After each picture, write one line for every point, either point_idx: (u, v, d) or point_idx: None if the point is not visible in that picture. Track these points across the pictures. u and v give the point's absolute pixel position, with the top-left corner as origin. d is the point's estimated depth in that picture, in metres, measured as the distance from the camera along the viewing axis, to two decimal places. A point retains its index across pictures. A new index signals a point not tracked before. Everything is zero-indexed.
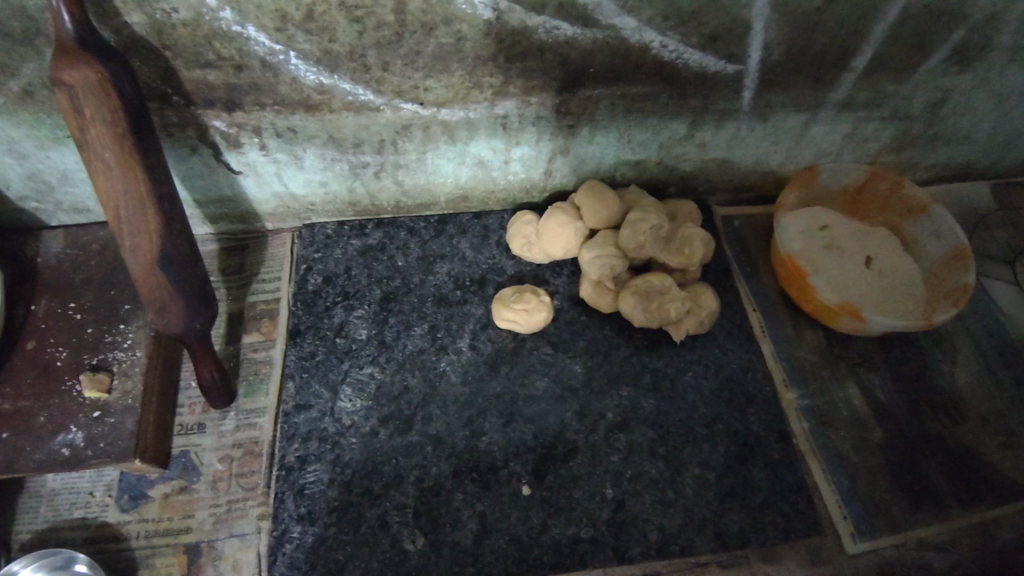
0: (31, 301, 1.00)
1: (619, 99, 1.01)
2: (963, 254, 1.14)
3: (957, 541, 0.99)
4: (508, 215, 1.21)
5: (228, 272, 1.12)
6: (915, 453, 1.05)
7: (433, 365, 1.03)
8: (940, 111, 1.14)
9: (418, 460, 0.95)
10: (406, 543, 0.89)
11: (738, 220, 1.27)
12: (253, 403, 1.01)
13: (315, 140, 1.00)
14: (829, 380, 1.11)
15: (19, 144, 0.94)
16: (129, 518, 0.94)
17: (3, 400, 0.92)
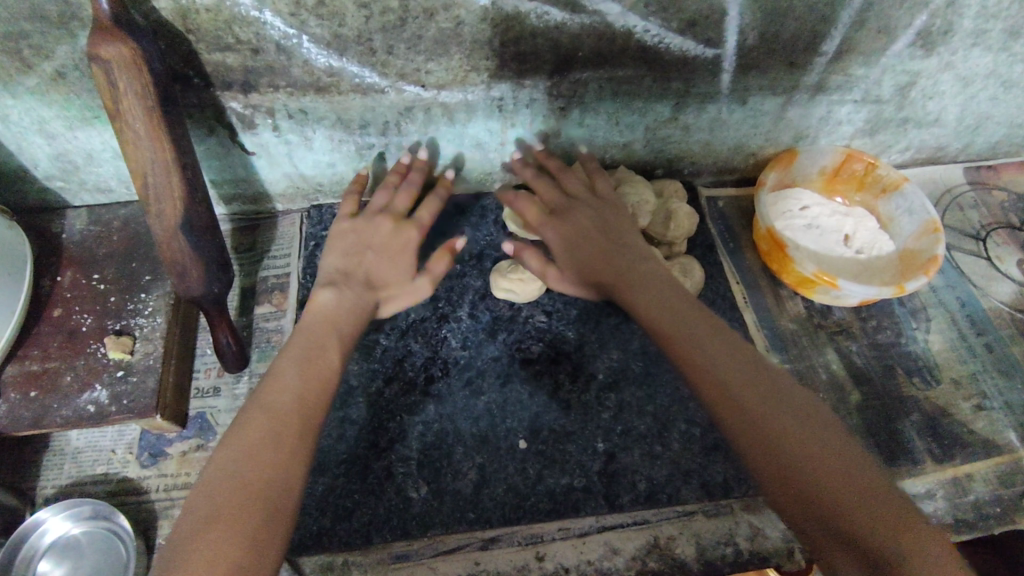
0: (57, 273, 1.07)
1: (607, 81, 1.08)
2: (934, 229, 1.21)
3: (931, 493, 1.05)
4: (505, 196, 1.28)
5: (241, 249, 1.20)
6: (890, 413, 1.12)
7: (435, 332, 1.10)
8: (909, 94, 1.22)
9: (421, 417, 1.01)
10: (410, 491, 0.95)
11: (723, 201, 1.34)
12: (266, 367, 1.08)
13: (325, 122, 1.07)
14: (809, 347, 1.18)
15: (49, 124, 1.02)
16: (149, 473, 1.00)
17: (32, 361, 0.98)
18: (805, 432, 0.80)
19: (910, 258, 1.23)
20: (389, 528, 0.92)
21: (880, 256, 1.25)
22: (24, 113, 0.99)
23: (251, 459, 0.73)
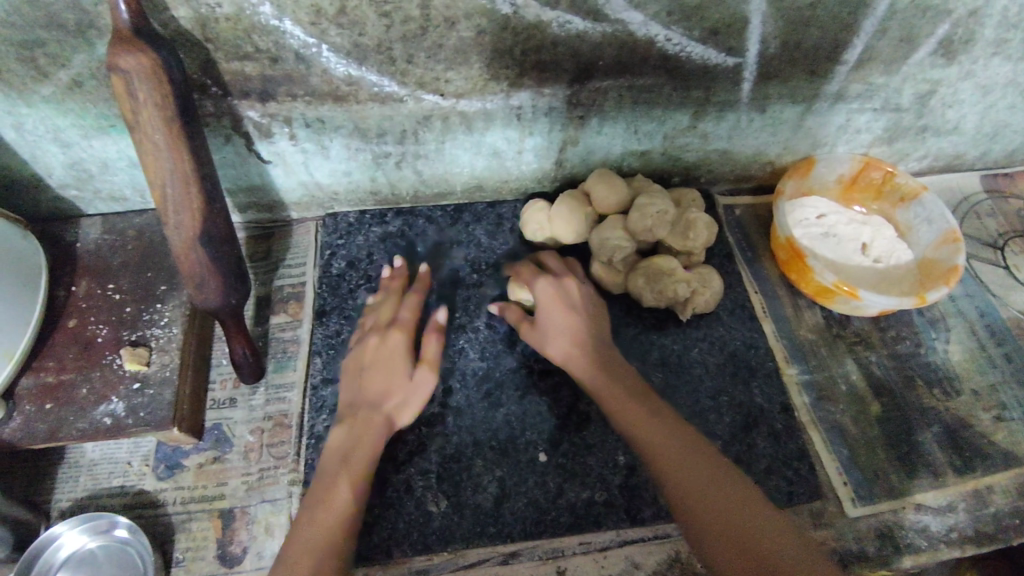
0: (72, 283, 1.06)
1: (626, 90, 1.07)
2: (953, 238, 1.20)
3: (953, 506, 1.04)
4: (521, 204, 1.27)
5: (256, 258, 1.19)
6: (910, 424, 1.11)
7: (452, 343, 1.09)
8: (929, 102, 1.21)
9: (440, 429, 1.00)
10: (430, 505, 0.94)
11: (740, 209, 1.33)
12: (282, 378, 1.07)
13: (342, 130, 1.06)
14: (828, 357, 1.17)
15: (65, 133, 1.01)
16: (166, 485, 0.99)
17: (48, 372, 0.97)
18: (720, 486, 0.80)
19: (930, 267, 1.22)
20: (409, 542, 0.92)
21: (899, 265, 1.24)
22: (40, 122, 0.98)
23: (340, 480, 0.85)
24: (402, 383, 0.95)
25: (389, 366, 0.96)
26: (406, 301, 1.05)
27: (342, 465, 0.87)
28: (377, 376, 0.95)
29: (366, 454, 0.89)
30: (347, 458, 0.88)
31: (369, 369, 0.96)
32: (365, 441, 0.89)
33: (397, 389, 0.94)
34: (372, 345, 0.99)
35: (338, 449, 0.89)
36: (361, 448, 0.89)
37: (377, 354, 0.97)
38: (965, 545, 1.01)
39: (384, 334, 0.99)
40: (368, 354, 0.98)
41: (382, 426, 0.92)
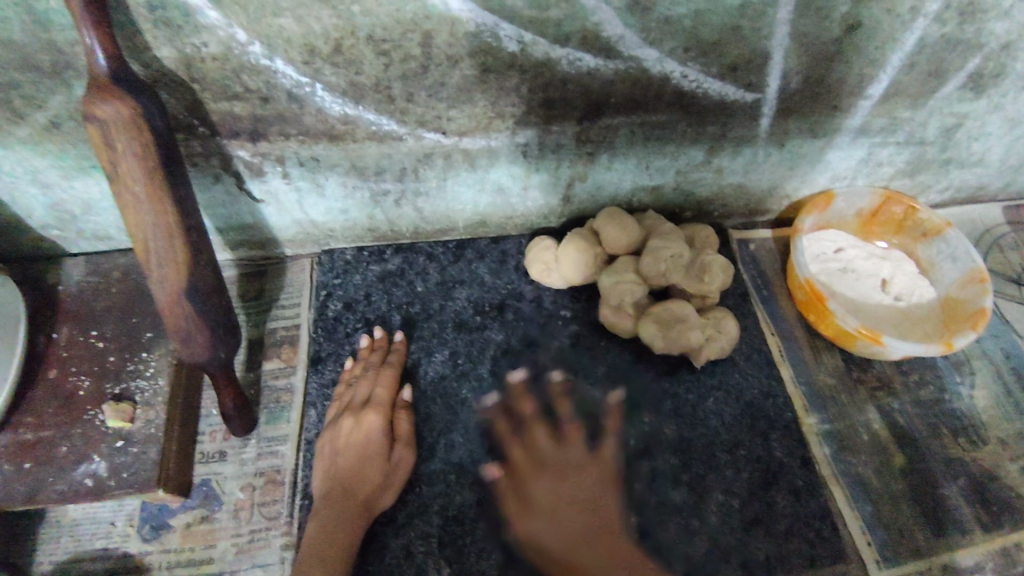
0: (52, 330, 1.00)
1: (639, 126, 1.01)
2: (980, 278, 1.14)
3: (981, 566, 0.98)
4: (526, 239, 1.21)
5: (248, 298, 1.13)
6: (936, 476, 1.05)
7: (454, 392, 1.04)
8: (954, 136, 1.15)
9: (441, 488, 0.95)
10: (431, 574, 0.89)
11: (754, 243, 1.27)
12: (275, 431, 1.02)
13: (338, 169, 1.00)
14: (850, 404, 1.11)
15: (44, 174, 0.96)
16: (151, 548, 0.93)
17: (25, 430, 0.92)
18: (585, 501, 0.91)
19: (954, 307, 1.16)
20: None
21: (922, 304, 1.18)
22: (17, 163, 0.93)
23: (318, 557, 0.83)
24: (378, 467, 0.91)
25: (365, 451, 0.91)
26: (382, 376, 1.00)
27: (318, 558, 0.83)
28: (353, 462, 0.91)
29: (342, 545, 0.85)
30: (320, 555, 0.83)
31: (344, 453, 0.91)
32: (340, 533, 0.85)
33: (374, 473, 0.90)
34: (346, 426, 0.93)
35: (310, 542, 0.85)
36: (334, 541, 0.85)
37: (351, 437, 0.92)
38: None
39: (358, 415, 0.94)
40: (342, 435, 0.93)
41: (359, 513, 0.88)
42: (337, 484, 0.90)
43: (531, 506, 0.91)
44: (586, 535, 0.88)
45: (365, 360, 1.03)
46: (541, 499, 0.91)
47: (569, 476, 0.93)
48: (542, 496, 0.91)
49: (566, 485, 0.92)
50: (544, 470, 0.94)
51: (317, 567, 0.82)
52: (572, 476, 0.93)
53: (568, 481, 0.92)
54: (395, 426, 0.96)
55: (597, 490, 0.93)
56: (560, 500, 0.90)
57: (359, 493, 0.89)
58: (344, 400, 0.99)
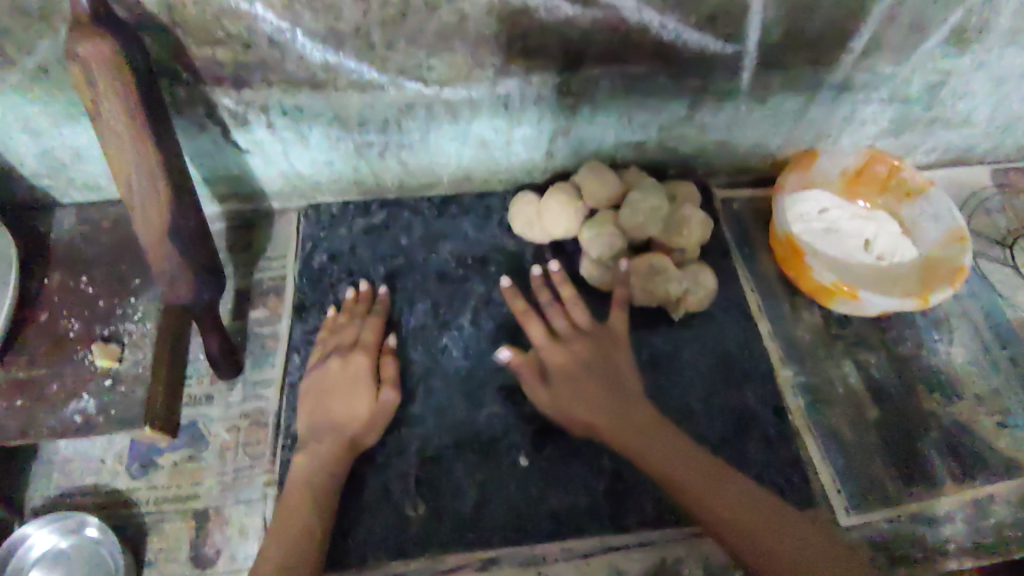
0: (45, 276, 1.03)
1: (620, 79, 1.02)
2: (961, 237, 1.15)
3: (949, 515, 1.00)
4: (511, 196, 1.23)
5: (235, 250, 1.15)
6: (909, 428, 1.07)
7: (435, 341, 1.06)
8: (938, 94, 1.15)
9: (419, 430, 0.98)
10: (407, 510, 0.93)
11: (738, 202, 1.28)
12: (260, 376, 1.04)
13: (321, 119, 1.02)
14: (825, 359, 1.13)
15: (34, 121, 0.97)
16: (140, 484, 0.97)
17: (17, 369, 0.94)
18: (680, 454, 0.86)
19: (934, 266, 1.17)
20: (386, 547, 0.90)
21: (902, 263, 1.19)
22: (7, 110, 0.95)
23: (304, 491, 0.87)
24: (365, 407, 0.94)
25: (351, 391, 0.94)
26: (368, 323, 1.03)
27: (305, 492, 0.87)
28: (341, 402, 0.94)
29: (329, 481, 0.88)
30: (311, 488, 0.87)
31: (332, 392, 0.94)
32: (327, 467, 0.89)
33: (360, 413, 0.93)
34: (333, 367, 0.96)
35: (300, 474, 0.89)
36: (320, 477, 0.88)
37: (338, 377, 0.95)
38: (963, 557, 0.98)
39: (346, 357, 0.97)
40: (329, 376, 0.96)
41: (346, 449, 0.91)
42: (324, 422, 0.93)
43: (624, 429, 0.88)
44: (667, 447, 0.86)
45: (356, 306, 1.05)
46: (623, 391, 0.92)
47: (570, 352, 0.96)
48: (599, 359, 0.95)
49: (635, 432, 0.88)
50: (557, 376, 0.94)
51: (304, 500, 0.86)
52: (621, 380, 0.93)
53: (589, 379, 0.93)
54: (380, 369, 0.98)
55: (625, 394, 0.92)
56: (573, 369, 0.94)
57: (346, 433, 0.92)
58: (328, 344, 1.01)
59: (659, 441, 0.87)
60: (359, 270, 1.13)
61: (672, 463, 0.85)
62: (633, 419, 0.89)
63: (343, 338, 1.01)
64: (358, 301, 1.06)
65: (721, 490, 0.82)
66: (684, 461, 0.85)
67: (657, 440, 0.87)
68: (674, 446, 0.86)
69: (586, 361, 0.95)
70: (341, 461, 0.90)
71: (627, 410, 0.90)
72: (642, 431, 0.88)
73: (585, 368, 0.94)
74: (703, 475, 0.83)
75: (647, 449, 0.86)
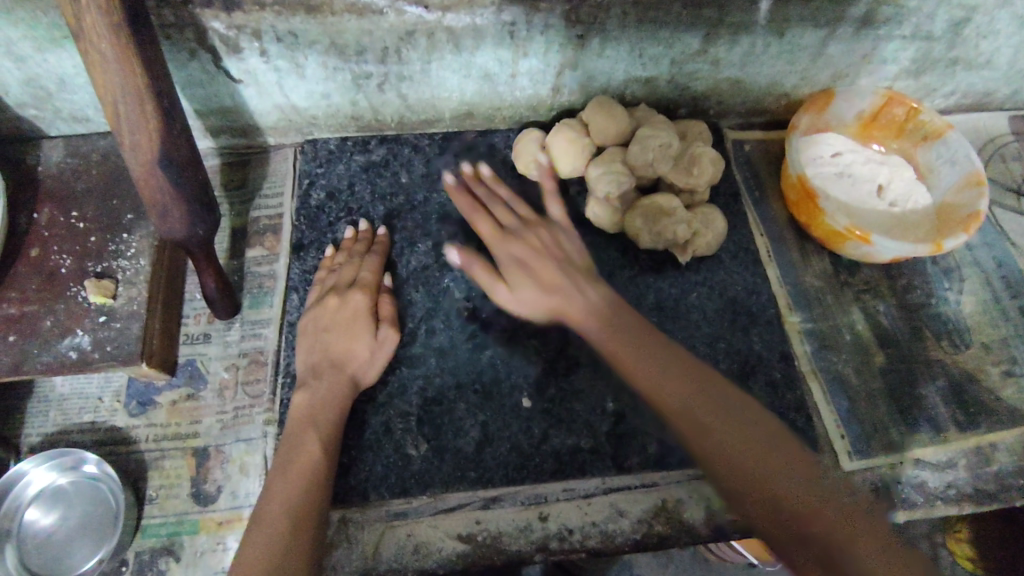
0: (33, 210, 0.99)
1: (632, 7, 0.97)
2: (978, 181, 1.11)
3: (950, 461, 1.00)
4: (515, 134, 1.18)
5: (231, 187, 1.12)
6: (915, 376, 1.06)
7: (436, 281, 1.03)
8: (963, 30, 1.10)
9: (421, 371, 0.97)
10: (409, 449, 0.92)
11: (750, 144, 1.24)
12: (258, 315, 1.02)
13: (317, 46, 0.96)
14: (833, 305, 1.11)
15: (14, 44, 0.92)
16: (138, 422, 0.96)
17: (9, 304, 0.92)
18: (690, 386, 0.82)
19: (948, 212, 1.14)
20: (387, 485, 0.90)
21: (916, 210, 1.16)
22: None
23: (306, 428, 0.86)
24: (365, 345, 0.92)
25: (350, 329, 0.92)
26: (367, 262, 1.00)
27: (306, 428, 0.86)
28: (340, 339, 0.92)
29: (331, 418, 0.88)
30: (313, 425, 0.86)
31: (330, 330, 0.93)
32: (329, 405, 0.88)
33: (360, 350, 0.92)
34: (331, 305, 0.94)
35: (302, 413, 0.88)
36: (322, 415, 0.87)
37: (337, 315, 0.93)
38: (961, 502, 0.99)
39: (344, 295, 0.95)
40: (327, 314, 0.94)
41: (347, 388, 0.90)
42: (323, 360, 0.91)
43: (623, 351, 0.86)
44: (682, 384, 0.81)
45: (354, 244, 1.03)
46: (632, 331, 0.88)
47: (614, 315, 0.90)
48: (610, 305, 0.91)
49: (657, 368, 0.84)
50: (558, 299, 0.91)
51: (306, 436, 0.85)
52: (648, 335, 0.87)
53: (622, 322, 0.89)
54: (379, 308, 0.97)
55: (650, 335, 0.87)
56: (607, 312, 0.90)
57: (347, 371, 0.91)
58: (326, 283, 0.99)
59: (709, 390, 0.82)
60: (358, 208, 1.09)
61: (706, 403, 0.81)
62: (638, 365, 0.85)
63: (341, 276, 0.98)
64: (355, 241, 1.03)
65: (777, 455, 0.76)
66: (700, 407, 0.80)
67: (679, 383, 0.82)
68: (686, 388, 0.82)
69: (596, 303, 0.91)
70: (342, 399, 0.89)
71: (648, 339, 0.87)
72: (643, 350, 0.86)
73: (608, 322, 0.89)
74: (701, 397, 0.80)
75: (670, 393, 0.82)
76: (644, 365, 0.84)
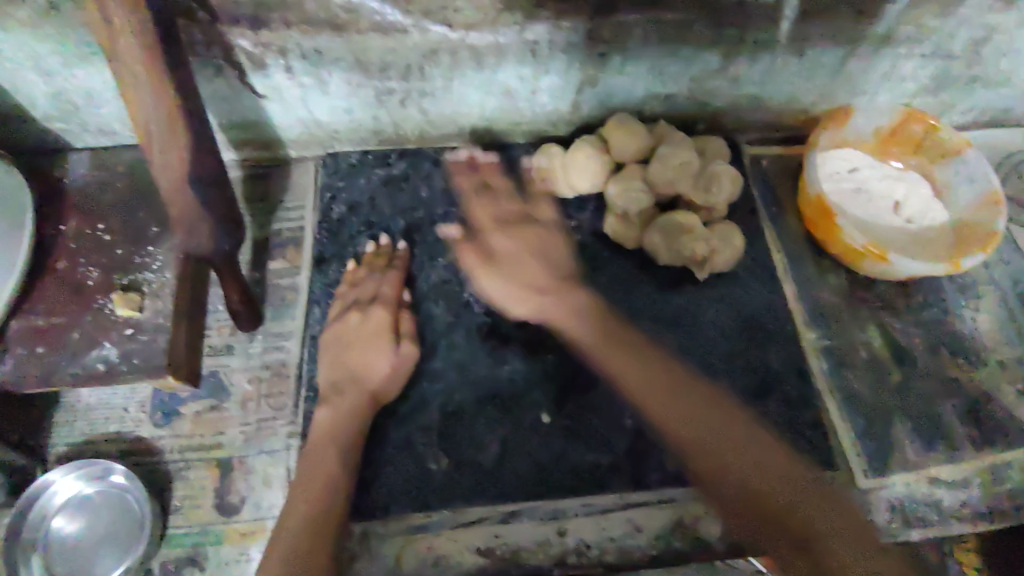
0: (61, 222, 1.01)
1: (654, 26, 0.98)
2: (995, 201, 1.12)
3: (966, 480, 1.01)
4: (533, 148, 1.19)
5: (253, 199, 1.13)
6: (931, 394, 1.06)
7: (457, 296, 1.05)
8: (983, 49, 1.10)
9: (441, 385, 0.98)
10: (430, 463, 0.93)
11: (767, 159, 1.25)
12: (280, 327, 1.04)
13: (341, 63, 0.97)
14: (850, 322, 1.11)
15: (45, 60, 0.94)
16: (163, 433, 0.97)
17: (38, 315, 0.94)
18: (696, 403, 0.84)
19: (966, 230, 1.15)
20: (409, 499, 0.91)
21: (933, 227, 1.16)
22: (16, 48, 0.91)
23: (329, 442, 0.88)
24: (387, 360, 0.94)
25: (372, 345, 0.94)
26: (389, 277, 1.01)
27: (328, 443, 0.88)
28: (363, 354, 0.93)
29: (352, 433, 0.89)
30: (335, 439, 0.88)
31: (353, 345, 0.94)
32: (352, 419, 0.90)
33: (381, 366, 0.93)
34: (355, 321, 0.96)
35: (325, 427, 0.89)
36: (344, 429, 0.89)
37: (360, 331, 0.95)
38: (976, 521, 0.99)
39: (366, 310, 0.96)
40: (350, 330, 0.95)
41: (370, 402, 0.92)
42: (347, 375, 0.93)
43: (664, 392, 0.86)
44: (696, 413, 0.83)
45: (377, 259, 1.04)
46: (633, 341, 0.91)
47: (600, 326, 0.94)
48: (600, 326, 0.94)
49: (667, 395, 0.85)
50: (546, 299, 0.96)
51: (328, 451, 0.87)
52: (643, 348, 0.91)
53: (613, 333, 0.93)
54: (400, 324, 0.98)
55: (649, 351, 0.90)
56: (608, 338, 0.93)
57: (368, 386, 0.92)
58: (348, 298, 1.00)
59: (709, 413, 0.83)
60: (379, 223, 1.11)
61: (700, 402, 0.84)
62: (664, 382, 0.87)
63: (364, 292, 1.00)
64: (377, 256, 1.05)
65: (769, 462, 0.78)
66: (686, 427, 0.83)
67: (692, 400, 0.84)
68: (683, 412, 0.84)
69: (585, 330, 0.94)
70: (364, 413, 0.91)
71: (629, 355, 0.91)
72: (670, 386, 0.86)
73: (609, 333, 0.93)
74: (705, 406, 0.83)
75: (686, 412, 0.83)
76: (657, 381, 0.87)
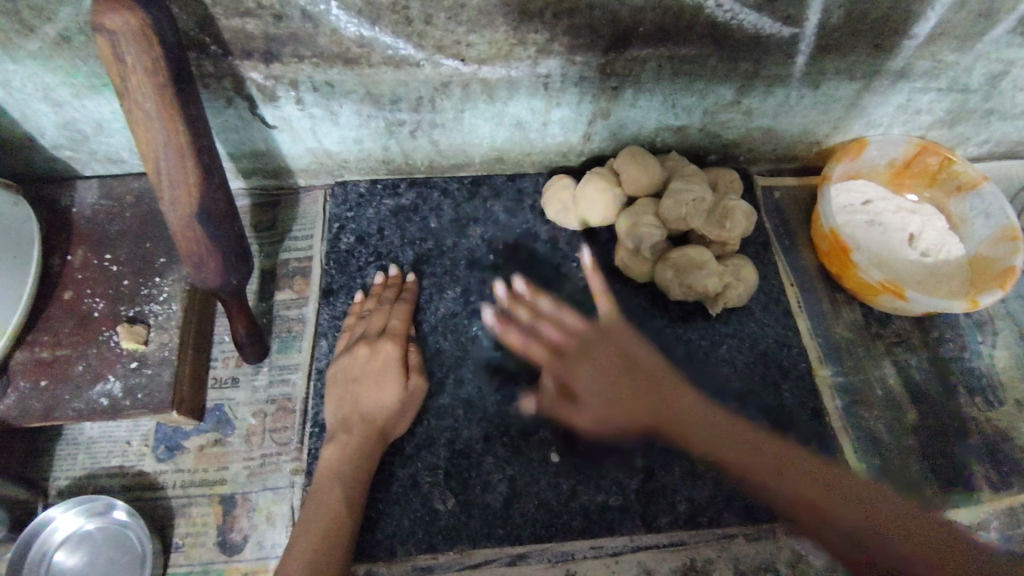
0: (67, 252, 1.00)
1: (667, 61, 0.97)
2: (1013, 236, 1.09)
3: (985, 523, 0.98)
4: (543, 178, 1.18)
5: (261, 228, 1.12)
6: (948, 433, 1.04)
7: (466, 330, 1.03)
8: (1000, 83, 1.09)
9: (449, 422, 0.96)
10: (437, 503, 0.91)
11: (780, 191, 1.23)
12: (286, 360, 1.02)
13: (353, 96, 0.97)
14: (865, 358, 1.09)
15: (54, 91, 0.93)
16: (166, 467, 0.96)
17: (42, 347, 0.93)
18: (688, 412, 0.92)
19: (982, 265, 1.12)
20: (414, 542, 0.89)
21: (948, 262, 1.14)
22: (26, 79, 0.91)
23: (334, 481, 0.86)
24: (394, 396, 0.92)
25: (379, 381, 0.92)
26: (397, 310, 1.00)
27: (334, 482, 0.86)
28: (369, 391, 0.92)
29: (358, 472, 0.87)
30: (341, 479, 0.86)
31: (360, 381, 0.92)
32: (359, 458, 0.88)
33: (387, 403, 0.91)
34: (362, 356, 0.94)
35: (330, 467, 0.87)
36: (350, 468, 0.87)
37: (368, 365, 0.93)
38: None
39: (374, 344, 0.95)
40: (357, 365, 0.93)
41: (377, 440, 0.90)
42: (353, 412, 0.91)
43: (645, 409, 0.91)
44: (677, 410, 0.92)
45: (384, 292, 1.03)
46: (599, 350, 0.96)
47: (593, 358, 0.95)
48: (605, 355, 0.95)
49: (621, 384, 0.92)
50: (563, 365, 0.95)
51: (333, 491, 0.85)
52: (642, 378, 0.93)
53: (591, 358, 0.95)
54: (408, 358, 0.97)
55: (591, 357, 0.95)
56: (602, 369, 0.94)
57: (375, 424, 0.90)
58: (355, 332, 0.99)
59: (685, 417, 0.92)
60: (387, 254, 1.09)
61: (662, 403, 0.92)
62: (644, 405, 0.91)
63: (371, 326, 0.98)
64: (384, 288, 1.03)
65: (754, 450, 0.88)
66: (713, 442, 0.90)
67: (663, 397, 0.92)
68: (677, 417, 0.92)
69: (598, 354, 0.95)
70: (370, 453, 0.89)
71: (612, 365, 0.94)
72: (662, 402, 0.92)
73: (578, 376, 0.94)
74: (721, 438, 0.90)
75: (705, 429, 0.91)
76: (616, 408, 0.91)
